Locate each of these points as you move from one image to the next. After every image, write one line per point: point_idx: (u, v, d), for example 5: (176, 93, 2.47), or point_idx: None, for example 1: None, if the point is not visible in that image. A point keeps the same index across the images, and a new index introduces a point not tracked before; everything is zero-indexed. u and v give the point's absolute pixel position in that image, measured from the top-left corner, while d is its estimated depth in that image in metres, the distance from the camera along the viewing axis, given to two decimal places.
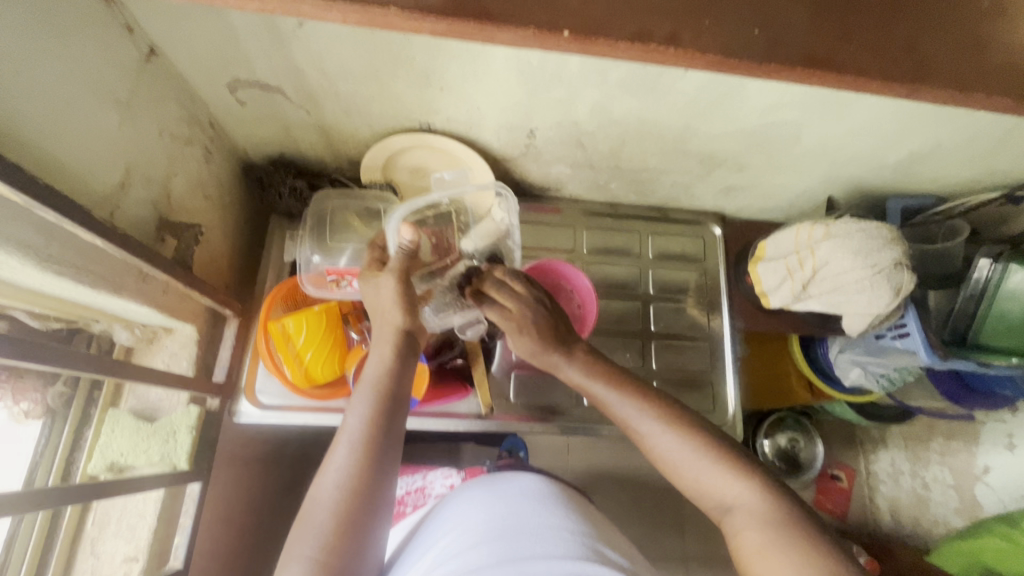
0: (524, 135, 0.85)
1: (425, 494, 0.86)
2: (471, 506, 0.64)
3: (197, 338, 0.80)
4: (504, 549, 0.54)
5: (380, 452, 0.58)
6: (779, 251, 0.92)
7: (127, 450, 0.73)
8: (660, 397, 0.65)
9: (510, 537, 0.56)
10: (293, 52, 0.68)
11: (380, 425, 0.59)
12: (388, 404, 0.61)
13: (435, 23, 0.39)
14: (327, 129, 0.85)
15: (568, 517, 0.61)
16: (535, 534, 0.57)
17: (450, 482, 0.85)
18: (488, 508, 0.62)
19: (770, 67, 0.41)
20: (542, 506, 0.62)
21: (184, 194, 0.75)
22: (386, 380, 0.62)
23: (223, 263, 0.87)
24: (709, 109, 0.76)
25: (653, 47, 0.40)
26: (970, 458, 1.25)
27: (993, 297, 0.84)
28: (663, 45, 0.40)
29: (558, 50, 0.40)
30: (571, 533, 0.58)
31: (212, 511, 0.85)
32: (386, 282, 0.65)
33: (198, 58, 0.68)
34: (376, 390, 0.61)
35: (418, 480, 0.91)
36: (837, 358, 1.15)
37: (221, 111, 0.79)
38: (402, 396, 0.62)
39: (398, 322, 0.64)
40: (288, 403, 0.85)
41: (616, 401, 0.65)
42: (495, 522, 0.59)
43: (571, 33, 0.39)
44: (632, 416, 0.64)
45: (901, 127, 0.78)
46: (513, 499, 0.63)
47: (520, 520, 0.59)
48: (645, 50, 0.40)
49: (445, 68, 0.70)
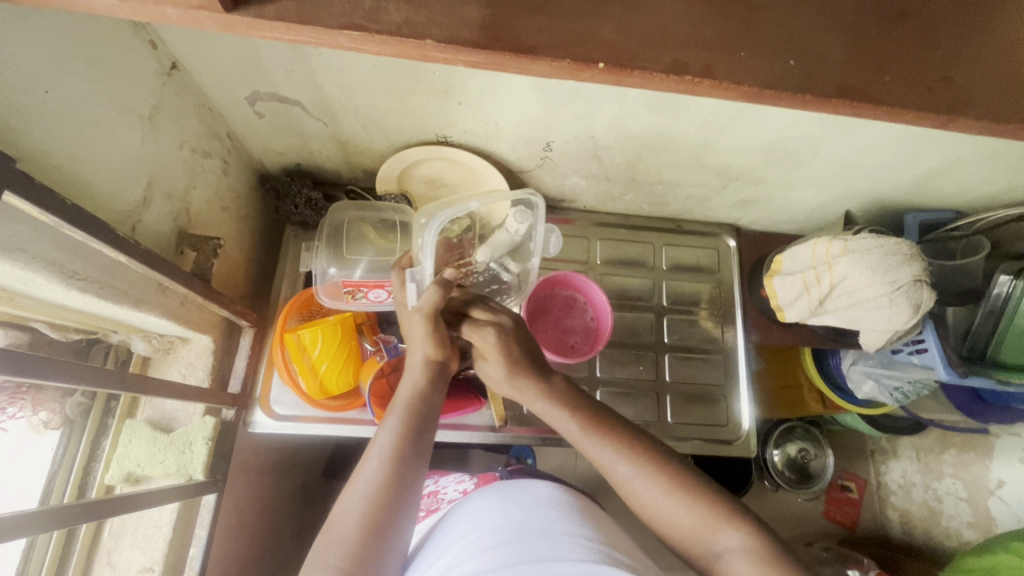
0: (540, 148, 0.85)
1: (438, 498, 0.83)
2: (488, 510, 0.64)
3: (213, 348, 0.81)
4: (519, 552, 0.54)
5: (411, 465, 0.59)
6: (795, 265, 0.91)
7: (143, 461, 0.74)
8: (636, 434, 0.63)
9: (525, 541, 0.56)
10: (314, 68, 0.68)
11: (407, 444, 0.60)
12: (415, 424, 0.61)
13: (468, 54, 0.39)
14: (344, 141, 0.85)
15: (584, 525, 0.60)
16: (551, 539, 0.56)
17: (463, 487, 0.84)
18: (503, 513, 0.62)
19: (805, 98, 0.41)
20: (557, 513, 0.62)
21: (202, 207, 0.76)
22: (417, 401, 0.64)
23: (240, 273, 0.88)
24: (728, 124, 0.76)
25: (687, 77, 0.40)
26: (984, 471, 1.23)
27: (1011, 315, 0.84)
28: (697, 76, 0.40)
29: (590, 81, 0.40)
30: (587, 539, 0.58)
31: (227, 520, 0.85)
32: (416, 318, 0.66)
33: (219, 72, 0.69)
34: (408, 409, 0.62)
35: (431, 485, 0.91)
36: (849, 371, 1.15)
37: (240, 124, 0.80)
38: (430, 417, 0.63)
39: (426, 356, 0.66)
40: (302, 414, 0.85)
41: (596, 441, 0.62)
42: (512, 525, 0.59)
43: (606, 64, 0.39)
44: (608, 460, 0.61)
45: (922, 144, 0.78)
46: (528, 504, 0.63)
47: (534, 526, 0.59)
48: (678, 80, 0.40)
49: (464, 84, 0.70)
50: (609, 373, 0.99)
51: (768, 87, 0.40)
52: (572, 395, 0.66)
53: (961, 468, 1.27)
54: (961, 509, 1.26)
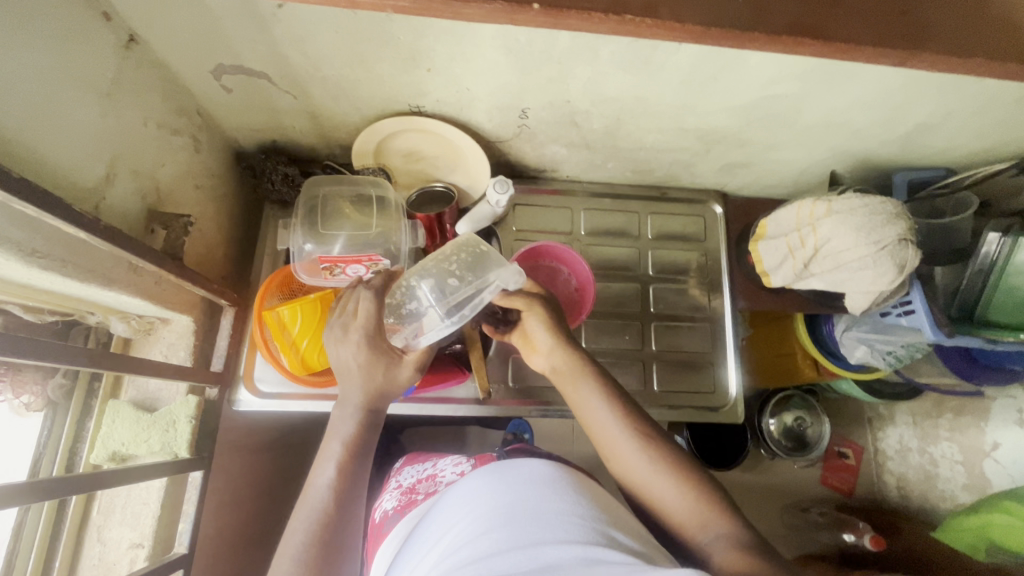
0: (515, 116, 0.83)
1: (436, 481, 0.81)
2: (472, 492, 0.63)
3: (193, 328, 0.81)
4: (513, 537, 0.55)
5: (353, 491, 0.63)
6: (780, 229, 0.89)
7: (127, 440, 0.74)
8: (650, 421, 0.67)
9: (518, 522, 0.56)
10: (276, 36, 0.66)
11: (348, 468, 0.64)
12: (358, 448, 0.65)
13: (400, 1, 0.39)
14: (316, 114, 0.83)
15: (578, 501, 0.60)
16: (544, 520, 0.57)
17: (461, 469, 0.81)
18: (495, 493, 0.61)
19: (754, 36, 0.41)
20: (550, 489, 0.61)
21: (173, 184, 0.74)
22: (361, 427, 0.67)
23: (219, 252, 0.87)
24: (706, 84, 0.74)
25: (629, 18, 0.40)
26: (980, 434, 1.24)
27: (1000, 272, 0.83)
28: (638, 16, 0.40)
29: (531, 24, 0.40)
30: (582, 517, 0.58)
31: (220, 495, 0.86)
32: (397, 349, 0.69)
33: (180, 44, 0.67)
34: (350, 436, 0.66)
35: (428, 468, 0.87)
36: (843, 337, 1.14)
37: (208, 99, 0.78)
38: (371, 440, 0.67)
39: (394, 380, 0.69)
40: (287, 391, 0.85)
41: (606, 412, 0.67)
42: (501, 508, 0.59)
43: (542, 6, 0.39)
44: (622, 438, 0.65)
45: (908, 98, 0.75)
46: (519, 482, 0.62)
47: (527, 506, 0.59)
48: (621, 21, 0.40)
49: (431, 49, 0.68)
50: (595, 343, 0.98)
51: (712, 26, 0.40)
52: (601, 375, 0.70)
53: (958, 431, 1.29)
54: (956, 472, 1.28)
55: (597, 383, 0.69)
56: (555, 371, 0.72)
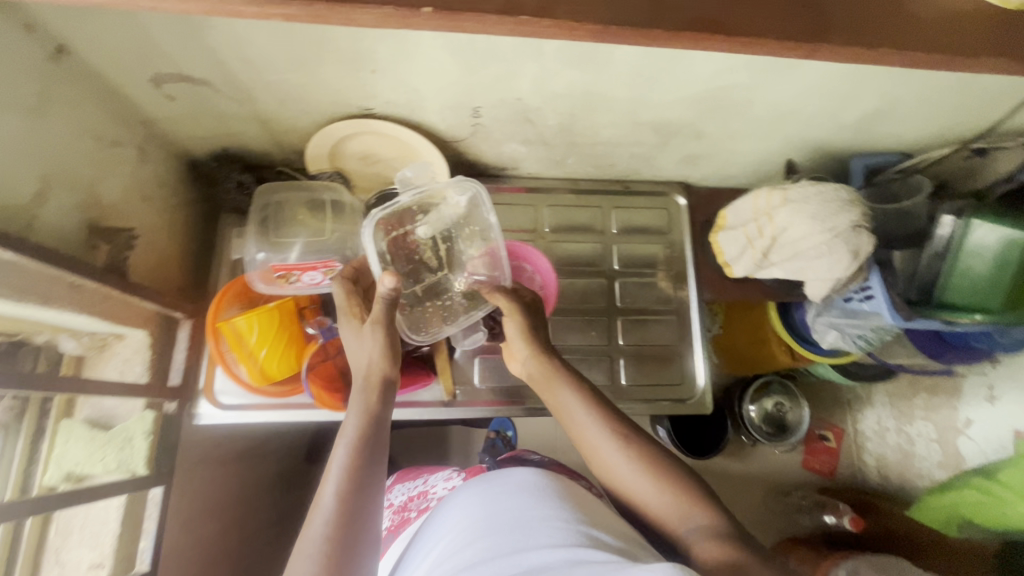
0: (468, 115, 0.82)
1: (427, 498, 0.83)
2: (468, 507, 0.64)
3: (150, 343, 0.80)
4: (499, 545, 0.56)
5: (366, 494, 0.57)
6: (739, 219, 0.90)
7: (82, 459, 0.72)
8: (620, 415, 0.68)
9: (505, 532, 0.57)
10: (212, 42, 0.65)
11: (363, 465, 0.59)
12: (366, 447, 0.60)
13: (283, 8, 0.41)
14: (265, 119, 0.82)
15: (563, 506, 0.60)
16: (529, 527, 0.57)
17: (451, 483, 0.83)
18: (485, 505, 0.62)
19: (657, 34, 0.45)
20: (536, 497, 0.61)
21: (117, 198, 0.73)
22: (365, 423, 0.63)
23: (174, 264, 0.86)
24: (655, 78, 0.74)
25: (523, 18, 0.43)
26: (952, 412, 1.27)
27: (955, 255, 0.83)
28: (532, 15, 0.43)
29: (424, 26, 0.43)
30: (567, 521, 0.58)
31: (188, 510, 0.85)
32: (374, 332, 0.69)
33: (114, 54, 0.66)
34: (357, 432, 0.61)
35: (421, 484, 0.89)
36: (814, 323, 1.14)
37: (152, 109, 0.77)
38: (381, 436, 0.63)
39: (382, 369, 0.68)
40: (249, 402, 0.85)
41: (579, 408, 0.68)
42: (490, 518, 0.60)
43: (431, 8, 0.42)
44: (596, 433, 0.66)
45: (856, 84, 0.76)
46: (508, 492, 0.63)
47: (513, 514, 0.59)
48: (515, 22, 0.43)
49: (373, 51, 0.67)
50: (561, 341, 0.98)
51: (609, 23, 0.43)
52: (572, 375, 0.71)
53: (931, 410, 1.32)
54: (931, 450, 1.31)
55: (571, 383, 0.70)
56: (534, 373, 0.74)
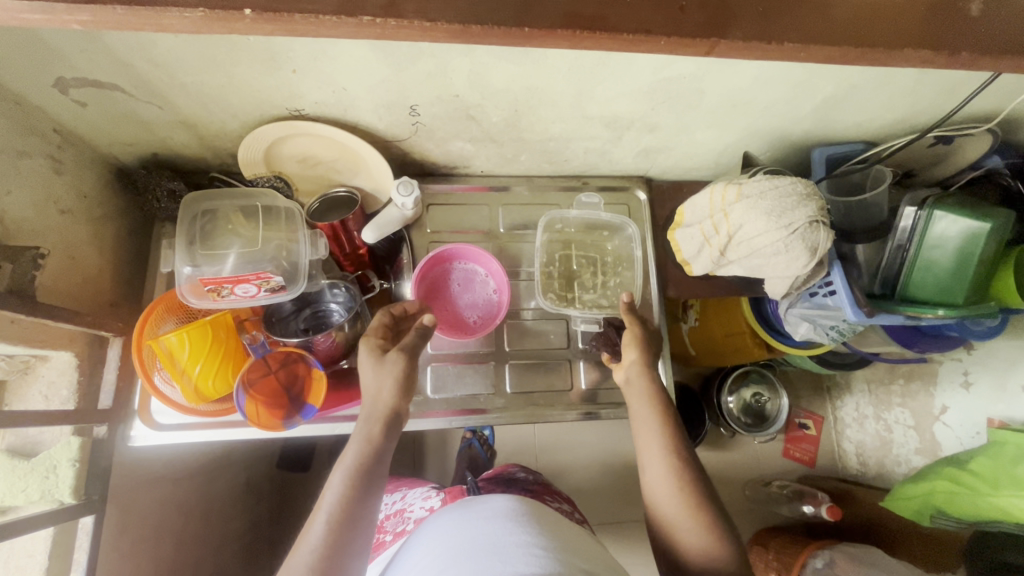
0: (406, 114, 0.78)
1: (404, 517, 0.85)
2: (446, 532, 0.61)
3: (77, 364, 0.75)
4: (479, 568, 0.52)
5: (357, 522, 0.58)
6: (695, 216, 0.86)
7: (2, 491, 0.68)
8: (681, 435, 0.70)
9: (482, 555, 0.54)
10: (109, 44, 0.60)
11: (358, 494, 0.59)
12: (364, 477, 0.61)
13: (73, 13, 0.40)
14: (189, 123, 0.77)
15: (539, 533, 0.57)
16: (502, 552, 0.54)
17: (429, 504, 0.85)
18: (462, 531, 0.59)
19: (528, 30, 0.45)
20: (513, 523, 0.59)
21: (25, 213, 0.68)
22: (363, 452, 0.62)
23: (101, 280, 0.81)
24: (597, 71, 0.70)
25: (370, 20, 0.43)
26: (930, 399, 1.25)
27: (917, 248, 0.81)
28: (378, 15, 0.43)
29: (252, 29, 0.43)
30: (543, 548, 0.54)
31: (134, 534, 0.82)
32: (391, 360, 0.67)
33: (4, 61, 0.61)
34: (355, 462, 0.62)
35: (399, 500, 0.92)
36: (786, 315, 1.11)
37: (62, 116, 0.72)
38: (379, 466, 0.62)
39: (387, 402, 0.65)
40: (189, 421, 0.82)
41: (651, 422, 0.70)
42: (467, 543, 0.57)
43: (250, 11, 0.42)
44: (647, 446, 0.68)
45: (810, 72, 0.72)
46: (487, 517, 0.61)
47: (487, 539, 0.56)
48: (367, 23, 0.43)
49: (288, 49, 0.62)
50: (519, 345, 0.94)
51: (467, 23, 0.44)
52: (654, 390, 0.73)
53: (909, 397, 1.31)
54: (910, 437, 1.31)
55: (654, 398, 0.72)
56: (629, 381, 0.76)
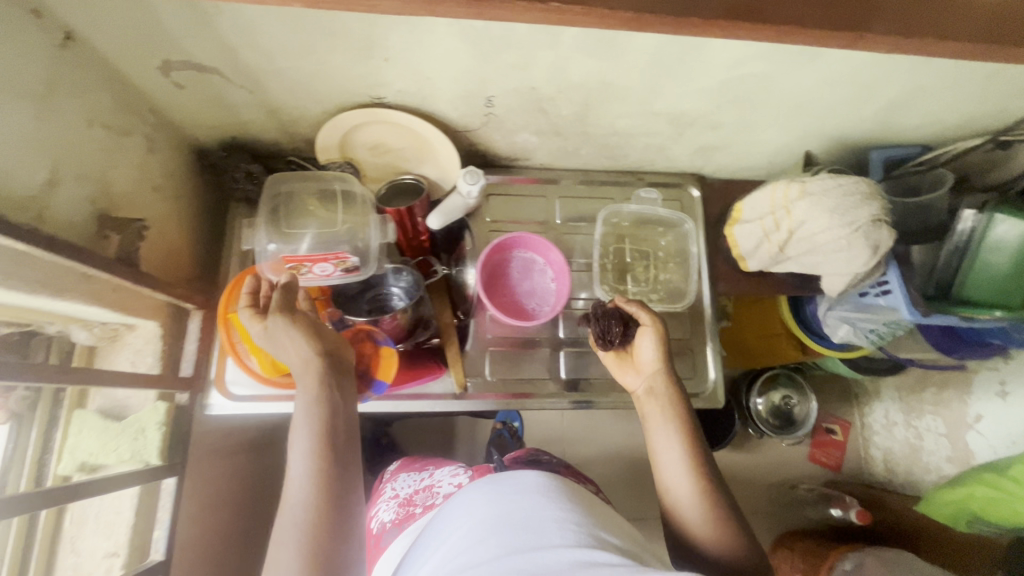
0: (481, 105, 0.81)
1: (433, 492, 0.81)
2: (469, 503, 0.60)
3: (161, 333, 0.79)
4: (511, 543, 0.52)
5: (337, 494, 0.54)
6: (754, 213, 0.88)
7: (96, 450, 0.73)
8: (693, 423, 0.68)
9: (514, 529, 0.53)
10: (222, 29, 0.63)
11: (324, 462, 0.55)
12: (330, 443, 0.57)
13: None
14: (274, 108, 0.80)
15: (574, 507, 0.57)
16: (540, 527, 0.53)
17: (458, 480, 0.81)
18: (485, 502, 0.58)
19: (689, 23, 0.47)
20: (545, 495, 0.57)
21: (128, 189, 0.72)
22: (325, 416, 0.58)
23: (186, 256, 0.85)
24: (674, 67, 0.72)
25: (556, 7, 0.45)
26: (964, 407, 1.23)
27: (976, 249, 0.82)
28: (574, 3, 0.45)
29: (452, 12, 0.45)
30: (578, 522, 0.55)
31: (202, 499, 0.86)
32: (279, 324, 0.63)
33: (122, 42, 0.64)
34: (315, 429, 0.57)
35: (426, 476, 0.87)
36: (825, 316, 1.14)
37: (159, 97, 0.75)
38: (340, 429, 0.58)
39: (313, 354, 0.61)
40: (260, 393, 0.85)
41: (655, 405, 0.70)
42: (491, 517, 0.55)
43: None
44: (659, 433, 0.68)
45: (880, 74, 0.73)
46: (510, 487, 0.59)
47: (521, 512, 0.55)
48: (548, 10, 0.45)
49: (385, 38, 0.66)
50: (573, 334, 0.97)
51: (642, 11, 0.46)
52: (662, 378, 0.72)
53: (942, 405, 1.29)
54: (941, 444, 1.28)
55: (666, 382, 0.72)
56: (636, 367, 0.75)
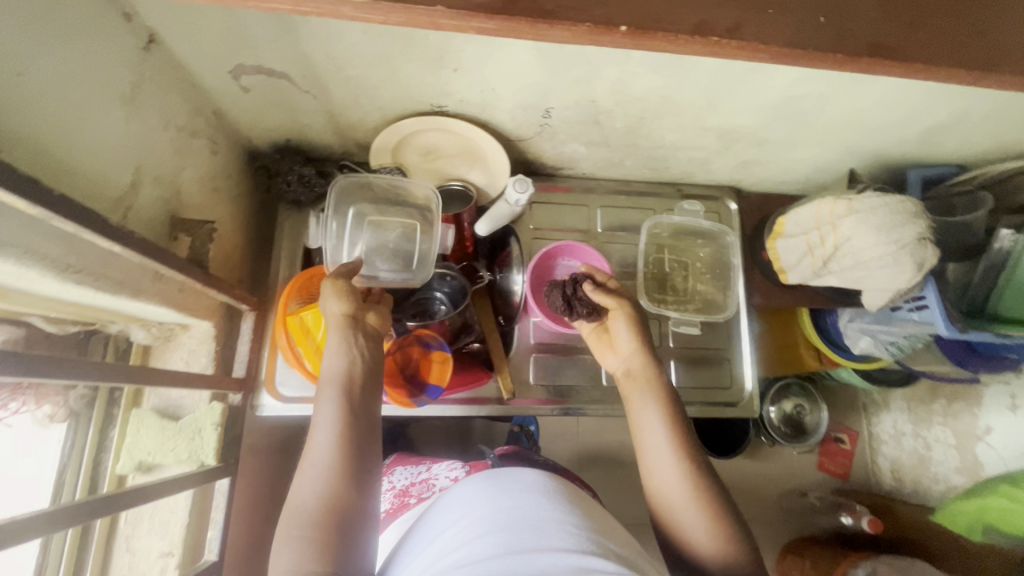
0: (538, 115, 0.82)
1: (430, 485, 0.81)
2: (469, 496, 0.58)
3: (214, 334, 0.79)
4: (504, 542, 0.50)
5: (356, 468, 0.59)
6: (798, 227, 0.91)
7: (154, 449, 0.74)
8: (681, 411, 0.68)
9: (509, 529, 0.52)
10: (301, 36, 0.64)
11: (346, 437, 0.60)
12: (351, 422, 0.62)
13: (483, 21, 0.42)
14: (334, 113, 0.81)
15: (573, 510, 0.56)
16: (539, 528, 0.52)
17: (456, 474, 0.82)
18: (485, 499, 0.57)
19: (837, 57, 0.46)
20: (546, 497, 0.57)
21: (192, 190, 0.73)
22: (348, 398, 0.63)
23: (237, 256, 0.86)
24: (734, 85, 0.74)
25: (715, 40, 0.44)
26: (974, 420, 1.26)
27: (1013, 267, 0.85)
28: (724, 37, 0.44)
29: (614, 44, 0.44)
30: (578, 527, 0.54)
31: (245, 499, 0.86)
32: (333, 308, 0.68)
33: (201, 46, 0.65)
34: (338, 411, 0.62)
35: (422, 471, 0.87)
36: (846, 328, 1.16)
37: (224, 99, 0.76)
38: (367, 412, 0.64)
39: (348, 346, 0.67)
40: (306, 395, 0.85)
41: (642, 387, 0.70)
42: (492, 514, 0.54)
43: (627, 28, 0.43)
44: (643, 415, 0.68)
45: (931, 97, 0.76)
46: (512, 487, 0.58)
47: (520, 512, 0.54)
48: (707, 42, 0.44)
49: (459, 50, 0.67)
50: None
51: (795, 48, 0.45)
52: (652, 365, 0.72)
53: (952, 417, 1.31)
54: (949, 455, 1.31)
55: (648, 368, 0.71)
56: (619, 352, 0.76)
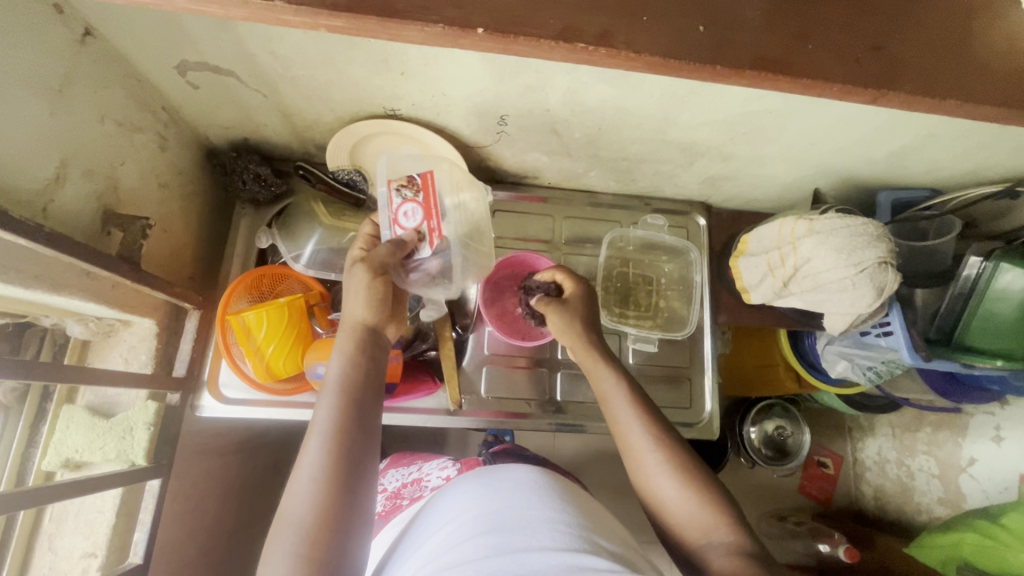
0: (494, 122, 0.81)
1: (421, 486, 0.81)
2: (462, 501, 0.58)
3: (156, 331, 0.78)
4: (492, 543, 0.50)
5: (357, 454, 0.58)
6: (761, 246, 0.88)
7: (81, 447, 0.72)
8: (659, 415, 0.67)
9: (500, 530, 0.52)
10: (240, 34, 0.63)
11: (349, 418, 0.59)
12: (353, 407, 0.60)
13: (329, 19, 0.42)
14: (288, 113, 0.80)
15: (565, 508, 0.56)
16: (531, 528, 0.52)
17: (445, 473, 0.81)
18: (476, 504, 0.56)
19: (719, 69, 0.45)
20: (537, 496, 0.56)
21: (134, 184, 0.72)
22: (351, 380, 0.62)
23: (186, 253, 0.85)
24: (688, 98, 0.72)
25: (582, 46, 0.43)
26: (957, 449, 1.21)
27: (980, 297, 0.81)
28: (593, 43, 0.44)
29: (475, 47, 0.44)
30: (569, 524, 0.54)
31: (184, 499, 0.84)
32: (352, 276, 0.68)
33: (139, 41, 0.64)
34: (341, 394, 0.61)
35: (414, 472, 0.87)
36: (824, 351, 1.13)
37: (174, 95, 0.75)
38: (367, 394, 0.62)
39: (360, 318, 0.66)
40: (252, 398, 0.83)
41: (611, 385, 0.70)
42: (480, 517, 0.54)
43: (485, 30, 0.43)
44: (621, 416, 0.67)
45: (894, 119, 0.74)
46: (500, 491, 0.57)
47: (514, 512, 0.54)
48: (573, 48, 0.44)
49: (403, 53, 0.66)
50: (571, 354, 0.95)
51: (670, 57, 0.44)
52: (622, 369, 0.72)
53: (935, 446, 1.26)
54: (932, 485, 1.26)
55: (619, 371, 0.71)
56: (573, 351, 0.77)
